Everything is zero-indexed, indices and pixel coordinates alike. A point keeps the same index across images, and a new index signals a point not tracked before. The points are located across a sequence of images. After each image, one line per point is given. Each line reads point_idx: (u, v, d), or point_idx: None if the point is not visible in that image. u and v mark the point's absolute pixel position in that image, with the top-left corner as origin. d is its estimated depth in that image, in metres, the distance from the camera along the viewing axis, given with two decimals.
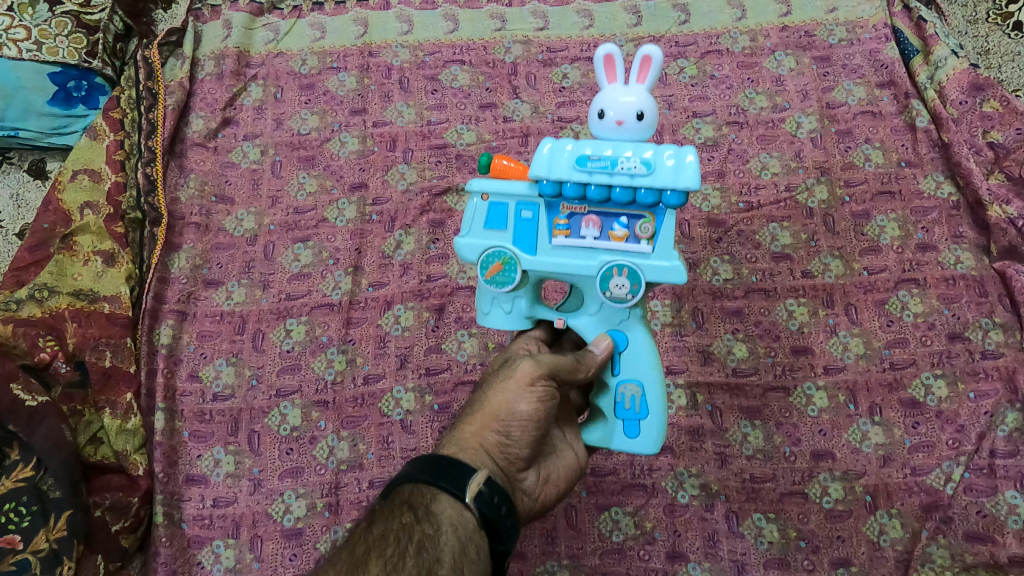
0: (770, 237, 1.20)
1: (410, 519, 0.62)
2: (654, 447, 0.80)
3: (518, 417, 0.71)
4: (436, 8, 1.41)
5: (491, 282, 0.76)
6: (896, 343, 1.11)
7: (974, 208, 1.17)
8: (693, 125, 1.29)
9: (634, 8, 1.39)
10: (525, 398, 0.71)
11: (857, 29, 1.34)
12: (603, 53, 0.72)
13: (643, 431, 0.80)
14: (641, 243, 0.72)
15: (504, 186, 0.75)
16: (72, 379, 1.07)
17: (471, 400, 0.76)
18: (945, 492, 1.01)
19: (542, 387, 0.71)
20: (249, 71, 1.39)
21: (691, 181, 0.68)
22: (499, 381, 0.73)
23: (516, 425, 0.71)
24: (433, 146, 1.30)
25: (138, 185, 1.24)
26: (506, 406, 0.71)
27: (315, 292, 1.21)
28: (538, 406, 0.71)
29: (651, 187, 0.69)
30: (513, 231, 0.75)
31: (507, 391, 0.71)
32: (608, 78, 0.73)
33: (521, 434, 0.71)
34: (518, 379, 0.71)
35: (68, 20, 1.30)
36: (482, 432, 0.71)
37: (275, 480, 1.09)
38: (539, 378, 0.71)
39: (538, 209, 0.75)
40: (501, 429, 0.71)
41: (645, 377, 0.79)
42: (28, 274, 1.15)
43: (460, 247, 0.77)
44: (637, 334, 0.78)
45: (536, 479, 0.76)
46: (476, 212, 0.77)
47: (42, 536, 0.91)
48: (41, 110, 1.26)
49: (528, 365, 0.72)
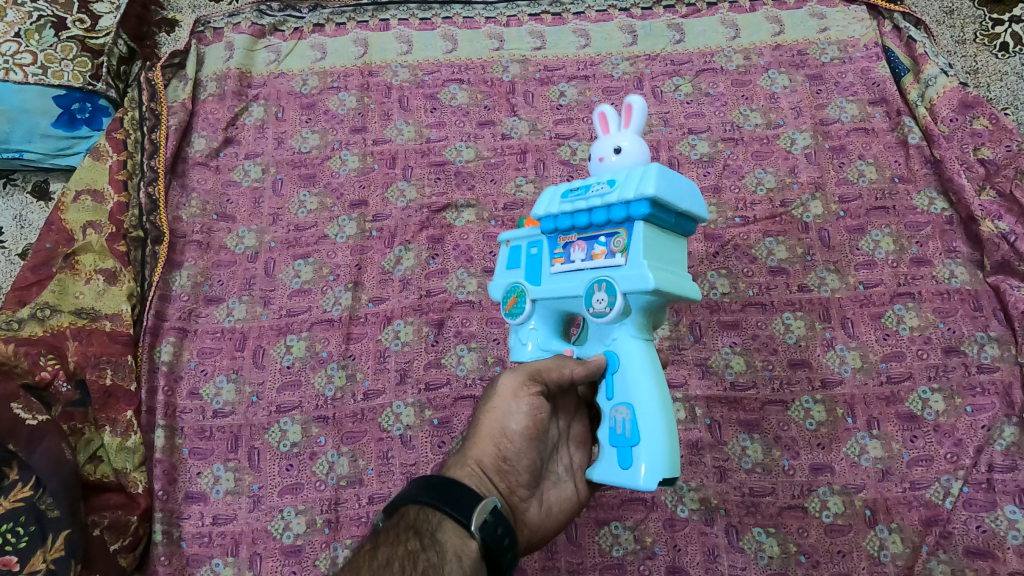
0: (766, 252, 1.21)
1: (416, 545, 0.62)
2: (654, 483, 0.69)
3: (511, 432, 0.73)
4: (435, 28, 1.44)
5: (507, 313, 0.83)
6: (893, 356, 1.12)
7: (967, 223, 1.19)
8: (688, 141, 1.31)
9: (629, 27, 1.42)
10: (516, 409, 0.74)
11: (849, 47, 1.36)
12: (598, 112, 0.82)
13: (640, 464, 0.70)
14: (617, 257, 0.73)
15: (519, 231, 0.85)
16: (73, 398, 1.08)
17: (470, 424, 0.77)
18: (945, 506, 1.01)
19: (534, 402, 0.74)
20: (250, 91, 1.40)
21: (647, 187, 0.70)
22: (489, 397, 0.76)
23: (509, 442, 0.73)
24: (432, 163, 1.32)
25: (141, 204, 1.26)
26: (498, 421, 0.74)
27: (316, 308, 1.21)
28: (530, 417, 0.74)
29: (613, 200, 0.73)
30: (524, 267, 0.83)
31: (499, 407, 0.74)
32: (602, 129, 0.82)
33: (516, 450, 0.73)
34: (505, 392, 0.74)
35: (73, 44, 1.34)
36: (480, 452, 0.73)
37: (274, 497, 1.09)
38: (528, 392, 0.74)
39: (542, 245, 0.82)
40: (498, 446, 0.73)
41: (638, 400, 0.72)
42: (30, 293, 1.15)
43: (489, 288, 0.88)
44: (630, 354, 0.75)
45: (537, 509, 0.77)
46: (501, 258, 0.87)
47: (39, 557, 0.91)
48: (45, 132, 1.28)
49: (513, 376, 0.75)
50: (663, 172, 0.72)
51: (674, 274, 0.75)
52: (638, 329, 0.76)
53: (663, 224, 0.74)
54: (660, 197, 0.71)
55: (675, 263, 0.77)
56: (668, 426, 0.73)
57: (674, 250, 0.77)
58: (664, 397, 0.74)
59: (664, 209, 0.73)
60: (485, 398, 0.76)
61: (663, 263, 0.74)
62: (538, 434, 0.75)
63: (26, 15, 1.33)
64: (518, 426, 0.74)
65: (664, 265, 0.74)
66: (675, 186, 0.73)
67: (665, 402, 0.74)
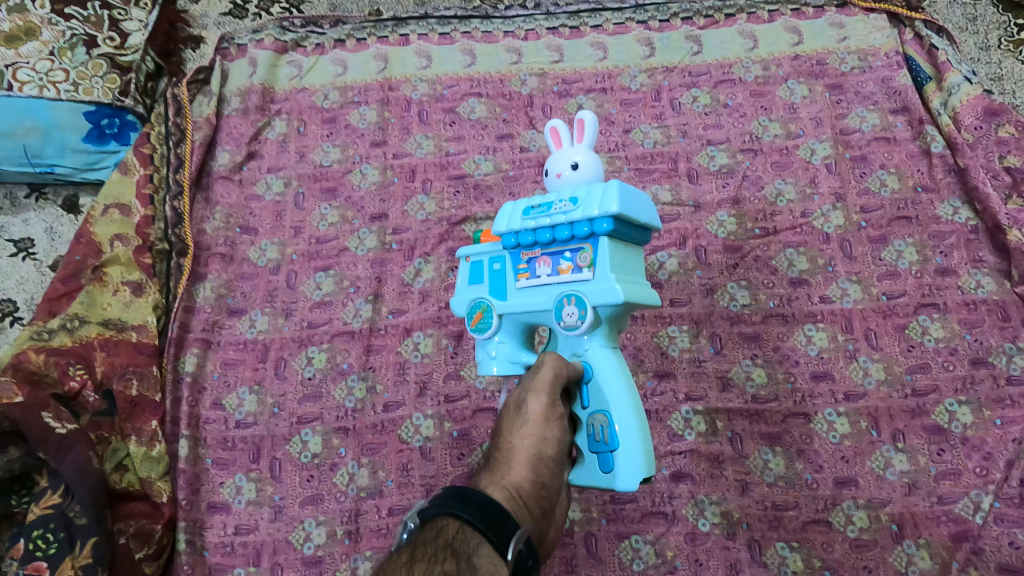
0: (787, 263, 1.20)
1: (453, 566, 0.59)
2: (636, 485, 0.73)
3: (545, 456, 0.73)
4: (453, 43, 1.46)
5: (476, 329, 0.85)
6: (918, 368, 1.10)
7: (993, 232, 1.17)
8: (707, 152, 1.31)
9: (647, 40, 1.42)
10: (549, 433, 0.74)
11: (869, 56, 1.36)
12: (550, 128, 0.86)
13: (623, 469, 0.74)
14: (584, 272, 0.77)
15: (480, 247, 0.88)
16: (100, 407, 1.10)
17: (494, 445, 0.76)
18: (975, 522, 0.99)
19: (562, 426, 0.75)
20: (273, 106, 1.43)
21: (608, 204, 0.75)
22: (518, 422, 0.74)
23: (544, 469, 0.73)
24: (451, 176, 1.33)
25: (166, 218, 1.29)
26: (533, 445, 0.73)
27: (337, 320, 1.23)
28: (560, 441, 0.75)
29: (573, 216, 0.77)
30: (488, 283, 0.86)
31: (532, 431, 0.74)
32: (556, 144, 0.86)
33: (550, 474, 0.74)
34: (538, 417, 0.74)
35: (103, 62, 1.38)
36: (517, 478, 0.71)
37: (296, 507, 1.10)
38: (558, 417, 0.75)
39: (506, 261, 0.85)
40: (535, 471, 0.72)
41: (615, 407, 0.76)
42: (60, 304, 1.18)
43: (453, 304, 0.89)
44: (604, 363, 0.78)
45: (555, 531, 0.77)
46: (461, 273, 0.89)
47: (68, 563, 0.93)
48: (76, 147, 1.31)
49: (541, 400, 0.74)
50: (620, 189, 0.77)
51: (636, 284, 0.80)
52: (607, 338, 0.80)
53: (624, 238, 0.79)
54: (622, 214, 0.76)
55: (636, 274, 0.82)
56: (643, 428, 0.76)
57: (635, 261, 0.82)
58: (637, 401, 0.78)
59: (624, 223, 0.78)
60: (512, 423, 0.75)
61: (626, 276, 0.79)
62: (564, 457, 0.76)
63: (61, 34, 1.37)
64: (551, 450, 0.74)
65: (627, 277, 0.79)
66: (633, 202, 0.78)
67: (640, 406, 0.78)
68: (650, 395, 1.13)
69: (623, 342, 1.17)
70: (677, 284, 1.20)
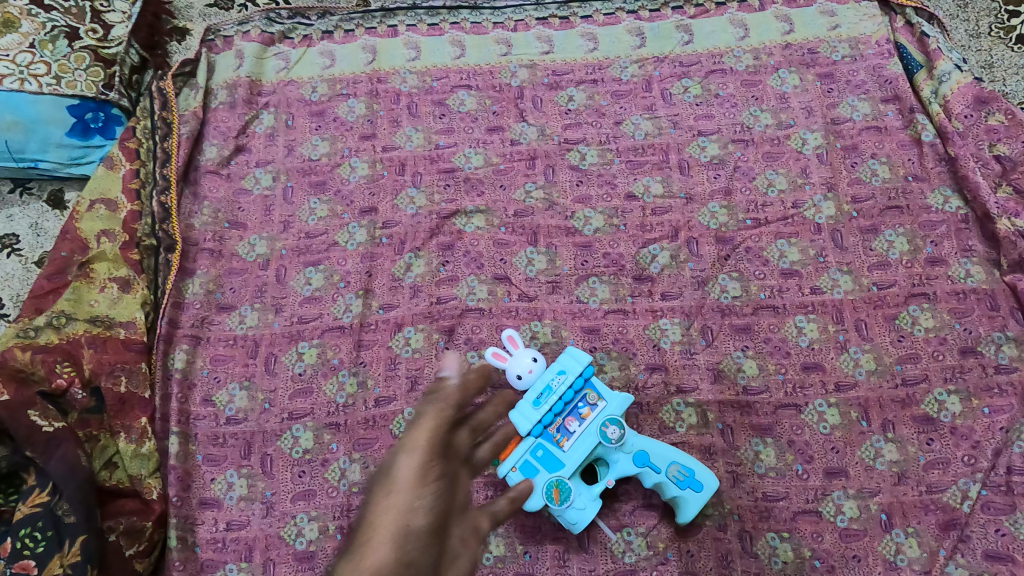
0: (778, 254, 1.20)
1: None
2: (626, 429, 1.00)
3: (414, 527, 0.81)
4: (443, 34, 1.44)
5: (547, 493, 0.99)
6: (908, 358, 1.11)
7: (983, 221, 1.17)
8: (698, 143, 1.30)
9: (638, 30, 1.41)
10: (419, 502, 0.85)
11: (860, 45, 1.35)
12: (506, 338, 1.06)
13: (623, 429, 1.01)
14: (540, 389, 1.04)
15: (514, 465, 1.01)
16: (88, 405, 1.10)
17: (367, 528, 0.86)
18: (963, 510, 1.01)
19: (434, 485, 0.88)
20: (261, 99, 1.41)
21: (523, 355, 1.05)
22: (391, 485, 0.89)
23: (415, 548, 0.79)
24: (442, 169, 1.32)
25: (153, 213, 1.27)
26: (400, 518, 0.82)
27: (327, 315, 1.22)
28: (434, 503, 0.85)
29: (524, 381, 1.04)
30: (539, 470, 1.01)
31: (404, 500, 0.85)
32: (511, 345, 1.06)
33: (417, 548, 0.79)
34: (408, 480, 0.88)
35: (86, 54, 1.35)
36: (380, 559, 0.78)
37: (287, 503, 1.10)
38: (429, 471, 0.89)
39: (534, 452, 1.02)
40: (401, 550, 0.78)
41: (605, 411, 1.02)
42: (46, 301, 1.17)
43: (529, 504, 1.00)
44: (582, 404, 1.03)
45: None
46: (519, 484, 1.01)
47: (56, 561, 0.93)
48: (60, 142, 1.30)
49: (412, 458, 0.92)
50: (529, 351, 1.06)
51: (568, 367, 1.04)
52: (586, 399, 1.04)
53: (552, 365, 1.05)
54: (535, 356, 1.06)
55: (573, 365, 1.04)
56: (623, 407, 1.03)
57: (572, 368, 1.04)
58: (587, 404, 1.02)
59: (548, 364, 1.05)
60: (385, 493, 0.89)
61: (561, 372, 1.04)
62: (437, 530, 0.83)
63: (41, 25, 1.34)
64: (421, 521, 0.82)
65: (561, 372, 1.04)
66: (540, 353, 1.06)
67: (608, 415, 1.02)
68: (642, 388, 1.13)
69: (614, 335, 1.17)
70: (669, 277, 1.20)
